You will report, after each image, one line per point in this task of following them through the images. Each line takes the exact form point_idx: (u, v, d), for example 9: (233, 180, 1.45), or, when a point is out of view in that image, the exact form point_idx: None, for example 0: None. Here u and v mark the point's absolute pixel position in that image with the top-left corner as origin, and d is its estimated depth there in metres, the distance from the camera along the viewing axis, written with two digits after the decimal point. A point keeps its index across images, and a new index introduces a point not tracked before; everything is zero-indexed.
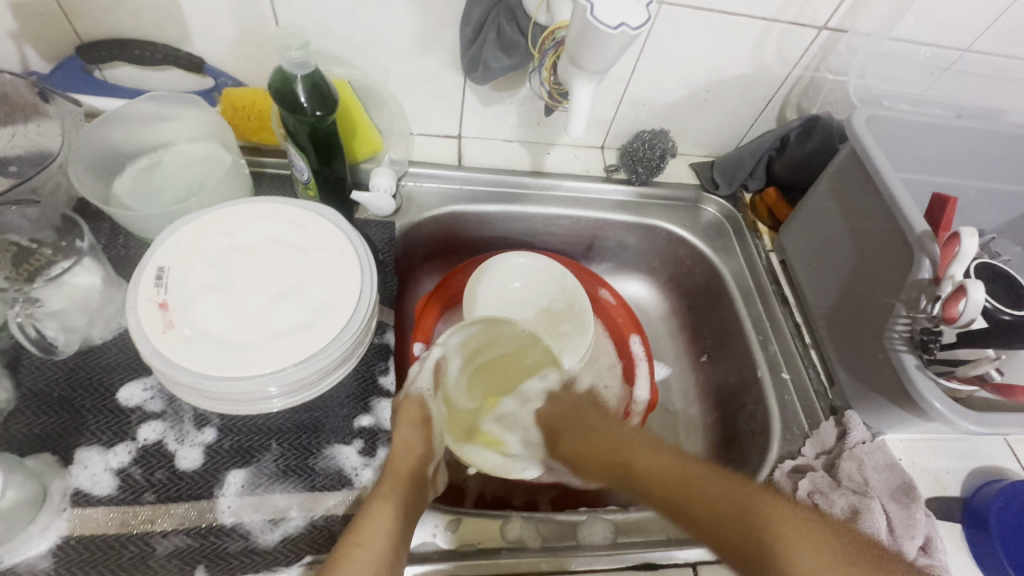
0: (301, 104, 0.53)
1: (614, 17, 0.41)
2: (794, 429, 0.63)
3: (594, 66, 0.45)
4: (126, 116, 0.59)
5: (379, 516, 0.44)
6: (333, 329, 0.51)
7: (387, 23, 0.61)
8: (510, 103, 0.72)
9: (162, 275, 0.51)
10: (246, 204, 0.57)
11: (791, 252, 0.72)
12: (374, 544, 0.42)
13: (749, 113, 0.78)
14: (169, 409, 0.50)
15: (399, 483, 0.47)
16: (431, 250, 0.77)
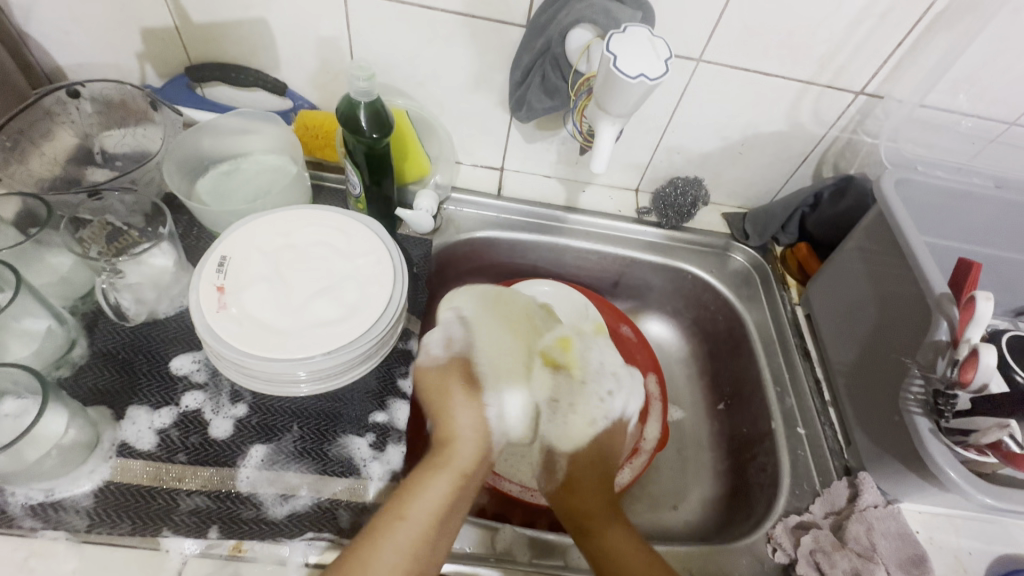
0: (361, 128, 0.60)
1: (635, 68, 0.45)
2: (805, 485, 0.61)
3: (618, 111, 0.49)
4: (215, 127, 0.69)
5: (430, 497, 0.44)
6: (362, 327, 0.56)
7: (448, 63, 0.68)
8: (552, 141, 0.77)
9: (223, 263, 0.58)
10: (301, 211, 0.64)
11: (817, 307, 0.72)
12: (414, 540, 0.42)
13: (785, 168, 0.80)
14: (211, 382, 0.56)
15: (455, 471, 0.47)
16: (462, 270, 0.82)
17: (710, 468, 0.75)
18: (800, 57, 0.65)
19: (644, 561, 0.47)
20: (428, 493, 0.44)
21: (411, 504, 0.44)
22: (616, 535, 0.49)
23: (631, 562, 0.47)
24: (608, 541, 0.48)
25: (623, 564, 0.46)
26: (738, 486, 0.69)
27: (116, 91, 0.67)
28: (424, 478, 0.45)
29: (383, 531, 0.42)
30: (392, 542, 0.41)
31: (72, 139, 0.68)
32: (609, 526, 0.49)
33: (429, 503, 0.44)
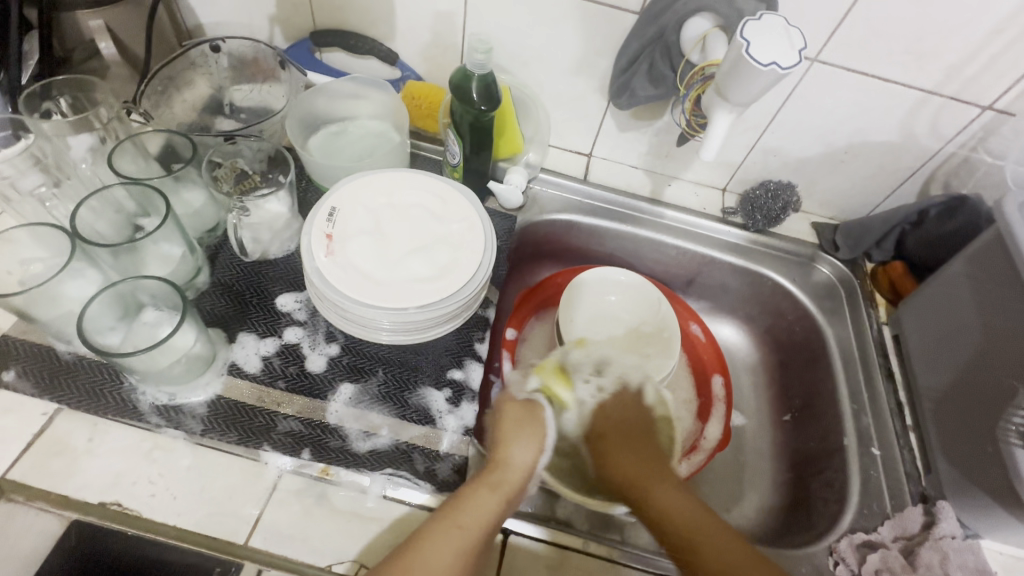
0: (472, 98, 0.63)
1: (767, 55, 0.45)
2: (875, 506, 0.59)
3: (738, 98, 0.49)
4: (331, 90, 0.74)
5: (480, 507, 0.46)
6: (454, 287, 0.59)
7: (555, 45, 0.70)
8: (645, 131, 0.77)
9: (332, 213, 0.62)
10: (402, 173, 0.67)
11: (907, 328, 0.69)
12: (506, 488, 0.48)
13: (888, 182, 0.77)
14: (310, 321, 0.61)
15: (532, 432, 0.53)
16: (539, 250, 0.84)
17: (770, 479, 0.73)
18: (927, 64, 0.62)
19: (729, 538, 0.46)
20: (510, 453, 0.50)
21: (463, 510, 0.45)
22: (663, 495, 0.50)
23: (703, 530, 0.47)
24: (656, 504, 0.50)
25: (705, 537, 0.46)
26: (798, 498, 0.68)
27: (250, 49, 0.74)
28: (507, 436, 0.52)
29: (482, 482, 0.48)
30: (449, 537, 0.43)
31: (207, 89, 0.75)
32: (653, 486, 0.51)
33: (509, 459, 0.50)
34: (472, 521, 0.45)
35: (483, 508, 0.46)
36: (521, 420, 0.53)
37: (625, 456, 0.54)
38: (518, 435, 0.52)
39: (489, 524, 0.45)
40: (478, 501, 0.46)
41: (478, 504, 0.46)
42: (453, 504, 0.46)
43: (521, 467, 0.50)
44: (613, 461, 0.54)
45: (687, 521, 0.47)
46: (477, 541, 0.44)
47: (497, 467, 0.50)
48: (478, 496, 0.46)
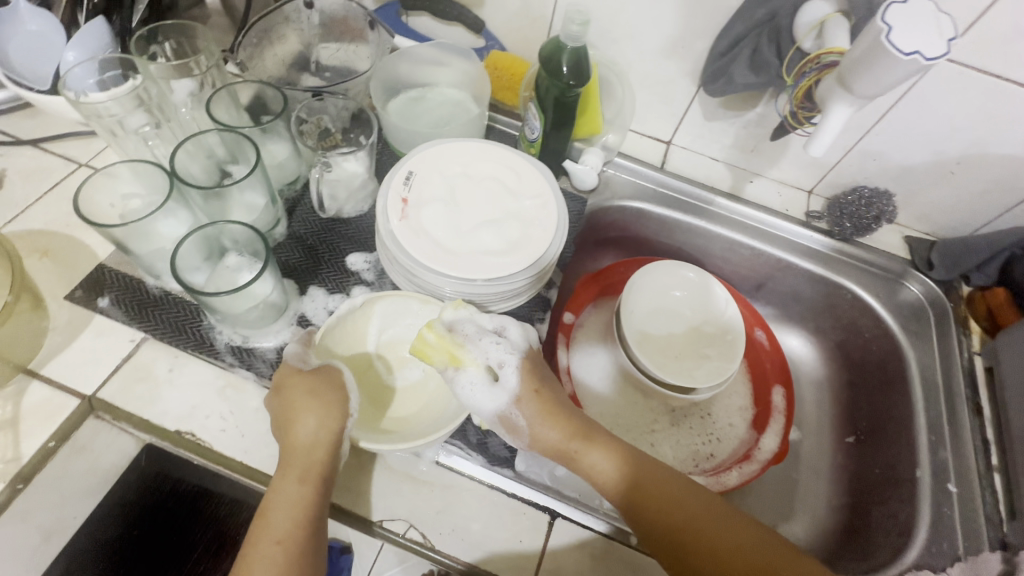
0: (561, 72, 0.61)
1: (910, 44, 0.41)
2: (945, 546, 0.55)
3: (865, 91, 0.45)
4: (413, 54, 0.74)
5: (278, 502, 0.44)
6: (523, 262, 0.58)
7: (650, 24, 0.67)
8: (734, 123, 0.74)
9: (409, 178, 0.62)
10: (481, 144, 0.66)
11: (1006, 362, 0.63)
12: (302, 468, 0.45)
13: (1001, 200, 0.70)
14: (377, 282, 0.62)
15: (306, 405, 0.46)
16: (605, 236, 0.82)
17: (824, 500, 0.70)
18: None
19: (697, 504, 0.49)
20: (295, 431, 0.46)
21: (270, 509, 0.44)
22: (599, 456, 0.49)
23: (658, 489, 0.49)
24: (598, 461, 0.50)
25: (663, 494, 0.49)
26: (855, 526, 0.64)
27: (342, 8, 0.74)
28: (291, 413, 0.47)
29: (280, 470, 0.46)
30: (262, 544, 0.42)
31: (297, 46, 0.77)
32: (592, 449, 0.50)
33: (295, 438, 0.46)
34: (282, 521, 0.43)
35: (290, 495, 0.44)
36: (312, 389, 0.47)
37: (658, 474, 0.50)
38: (304, 407, 0.46)
39: (301, 513, 0.44)
40: (279, 490, 0.44)
41: (281, 494, 0.44)
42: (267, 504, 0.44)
43: (312, 440, 0.45)
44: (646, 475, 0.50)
45: (651, 487, 0.49)
46: (298, 531, 0.43)
47: (290, 455, 0.46)
48: (278, 487, 0.44)
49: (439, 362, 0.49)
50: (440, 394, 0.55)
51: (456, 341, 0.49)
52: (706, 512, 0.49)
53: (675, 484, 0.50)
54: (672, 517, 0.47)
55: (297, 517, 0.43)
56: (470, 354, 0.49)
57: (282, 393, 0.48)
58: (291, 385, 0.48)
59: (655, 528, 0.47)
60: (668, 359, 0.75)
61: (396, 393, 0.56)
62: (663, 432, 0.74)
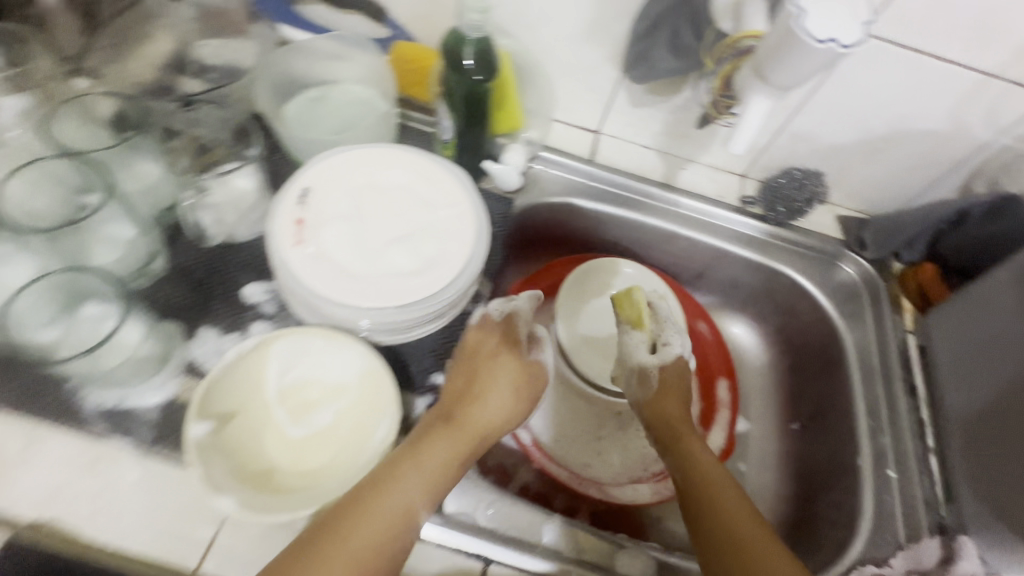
0: (464, 66, 0.54)
1: (822, 31, 0.39)
2: (887, 535, 0.55)
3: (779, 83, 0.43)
4: (308, 49, 0.66)
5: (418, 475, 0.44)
6: (440, 282, 0.53)
7: (564, 6, 0.61)
8: (661, 108, 0.69)
9: (304, 195, 0.55)
10: (385, 148, 0.60)
11: (938, 340, 0.63)
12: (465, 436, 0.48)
13: (926, 175, 0.69)
14: (279, 314, 0.55)
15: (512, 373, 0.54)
16: (538, 235, 0.77)
17: (772, 490, 0.70)
18: (992, 43, 0.54)
19: (755, 516, 0.50)
20: (486, 398, 0.51)
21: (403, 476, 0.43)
22: (700, 454, 0.56)
23: (723, 494, 0.52)
24: (693, 454, 0.56)
25: (729, 504, 0.51)
26: (803, 516, 0.64)
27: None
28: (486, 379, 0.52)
29: (440, 416, 0.49)
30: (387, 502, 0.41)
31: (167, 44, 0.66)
32: (690, 441, 0.58)
33: (488, 416, 0.51)
34: (407, 487, 0.43)
35: (444, 455, 0.46)
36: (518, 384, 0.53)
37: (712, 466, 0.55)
38: (500, 382, 0.52)
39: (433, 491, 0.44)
40: (442, 440, 0.46)
41: (443, 446, 0.46)
42: (421, 446, 0.45)
43: (493, 418, 0.51)
44: (704, 468, 0.54)
45: (718, 491, 0.52)
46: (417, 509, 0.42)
47: (458, 420, 0.48)
48: (442, 436, 0.46)
49: (627, 315, 0.67)
50: (351, 439, 0.49)
51: (651, 315, 0.67)
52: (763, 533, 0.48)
53: (730, 501, 0.51)
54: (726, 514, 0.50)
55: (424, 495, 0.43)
56: (654, 327, 0.67)
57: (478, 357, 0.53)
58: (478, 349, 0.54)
59: (709, 522, 0.50)
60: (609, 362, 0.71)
61: (305, 444, 0.48)
62: (610, 439, 0.70)
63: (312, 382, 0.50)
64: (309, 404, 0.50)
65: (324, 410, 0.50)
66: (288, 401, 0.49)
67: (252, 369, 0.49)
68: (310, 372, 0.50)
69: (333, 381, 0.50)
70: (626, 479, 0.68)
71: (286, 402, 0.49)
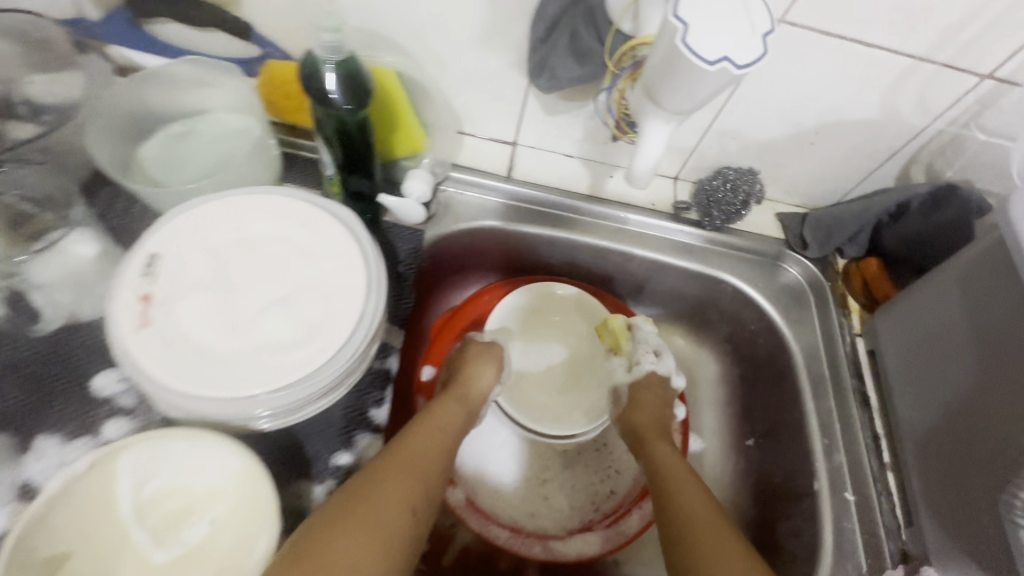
0: (330, 98, 0.46)
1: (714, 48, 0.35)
2: (849, 569, 0.52)
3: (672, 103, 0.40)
4: (164, 76, 0.57)
5: (402, 482, 0.44)
6: (327, 353, 0.45)
7: (450, 10, 0.53)
8: (578, 115, 0.62)
9: (152, 263, 0.46)
10: (255, 194, 0.51)
11: (886, 345, 0.59)
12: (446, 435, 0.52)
13: (864, 165, 0.64)
14: (140, 407, 0.46)
15: (496, 361, 0.61)
16: (459, 263, 0.70)
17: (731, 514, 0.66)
18: (920, 25, 0.49)
19: (706, 507, 0.49)
20: (473, 374, 0.59)
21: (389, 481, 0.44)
22: (665, 451, 0.56)
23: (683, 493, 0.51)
24: (661, 454, 0.56)
25: (683, 498, 0.50)
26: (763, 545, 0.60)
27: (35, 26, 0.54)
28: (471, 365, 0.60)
29: (451, 395, 0.56)
30: (380, 506, 0.42)
31: None
32: (660, 444, 0.57)
33: (481, 387, 0.59)
34: (423, 455, 0.48)
35: (447, 425, 0.53)
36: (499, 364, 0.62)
37: (674, 456, 0.55)
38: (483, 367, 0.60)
39: (418, 493, 0.45)
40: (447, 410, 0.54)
41: (450, 413, 0.54)
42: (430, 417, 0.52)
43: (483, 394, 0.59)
44: (665, 457, 0.55)
45: (680, 482, 0.52)
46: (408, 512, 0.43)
47: (463, 388, 0.58)
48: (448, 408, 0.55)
49: (609, 340, 0.67)
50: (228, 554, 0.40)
51: (628, 337, 0.66)
52: (714, 519, 0.48)
53: (693, 490, 0.51)
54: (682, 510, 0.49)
55: (410, 496, 0.44)
56: (631, 349, 0.65)
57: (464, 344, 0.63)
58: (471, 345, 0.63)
59: (671, 519, 0.49)
60: (550, 399, 0.65)
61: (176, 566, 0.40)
62: (555, 481, 0.65)
63: (177, 489, 0.42)
64: (178, 514, 0.41)
65: (195, 520, 0.41)
66: (150, 516, 0.41)
67: (99, 485, 0.41)
68: (174, 476, 0.42)
69: (202, 484, 0.42)
70: (576, 525, 0.63)
71: (148, 517, 0.41)
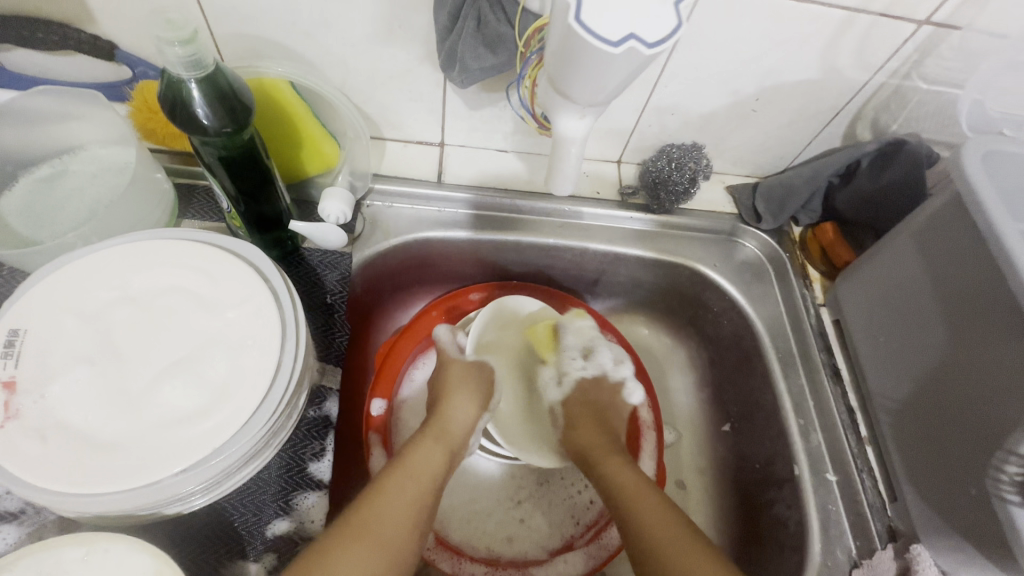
0: (199, 121, 0.39)
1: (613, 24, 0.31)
2: (838, 555, 0.49)
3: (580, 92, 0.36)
4: (16, 114, 0.49)
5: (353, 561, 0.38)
6: (240, 419, 0.39)
7: (340, 4, 0.46)
8: (503, 107, 0.57)
9: (14, 342, 0.39)
10: (141, 242, 0.44)
11: (850, 313, 0.56)
12: (422, 490, 0.45)
13: (810, 127, 0.61)
14: (28, 509, 0.40)
15: (478, 390, 0.56)
16: (399, 280, 0.64)
17: (714, 505, 0.63)
18: None
19: (669, 520, 0.44)
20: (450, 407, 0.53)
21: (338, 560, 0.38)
22: (614, 466, 0.51)
23: (637, 506, 0.46)
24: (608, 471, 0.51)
25: (640, 507, 0.46)
26: (749, 536, 0.57)
27: None
28: (452, 393, 0.55)
29: (428, 435, 0.50)
30: None
31: None
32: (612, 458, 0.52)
33: (461, 418, 0.53)
34: (389, 521, 0.42)
35: (423, 472, 0.47)
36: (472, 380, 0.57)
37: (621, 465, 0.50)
38: (463, 390, 0.55)
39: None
40: (425, 455, 0.48)
41: (426, 457, 0.48)
42: (405, 467, 0.46)
43: (464, 420, 0.53)
44: (615, 466, 0.50)
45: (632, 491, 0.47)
46: None
47: (440, 424, 0.52)
48: (426, 453, 0.48)
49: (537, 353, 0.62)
50: None
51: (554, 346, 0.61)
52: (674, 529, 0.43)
53: (645, 500, 0.46)
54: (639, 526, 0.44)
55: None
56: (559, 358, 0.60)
57: (445, 370, 0.58)
58: (450, 367, 0.58)
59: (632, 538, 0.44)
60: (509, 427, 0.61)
61: None
62: (530, 501, 0.61)
63: None
64: None
65: None
66: None
67: None
68: None
69: None
70: (556, 545, 0.59)
71: None
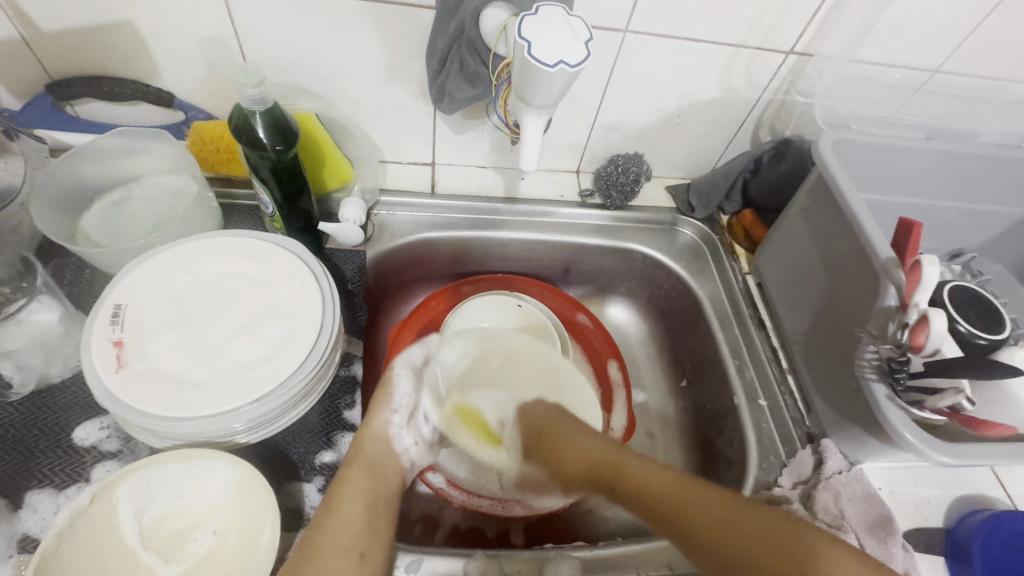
0: (261, 141, 0.52)
1: (552, 56, 0.46)
2: (772, 458, 0.61)
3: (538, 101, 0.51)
4: (95, 151, 0.61)
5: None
6: (295, 362, 0.50)
7: (355, 57, 0.62)
8: (482, 130, 0.72)
9: (118, 313, 0.50)
10: (205, 240, 0.57)
11: (768, 273, 0.71)
12: (355, 513, 0.47)
13: (723, 135, 0.78)
14: (125, 448, 0.50)
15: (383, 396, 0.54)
16: (403, 276, 0.77)
17: (678, 446, 0.75)
18: (730, 19, 0.62)
19: (714, 497, 0.46)
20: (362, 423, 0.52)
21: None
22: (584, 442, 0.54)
23: (692, 496, 0.46)
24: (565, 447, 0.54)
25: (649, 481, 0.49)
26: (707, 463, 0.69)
27: None
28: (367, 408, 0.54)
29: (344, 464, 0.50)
30: None
31: None
32: (626, 460, 0.51)
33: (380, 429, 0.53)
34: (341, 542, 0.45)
35: (344, 501, 0.47)
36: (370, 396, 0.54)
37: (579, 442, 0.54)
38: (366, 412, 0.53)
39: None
40: (351, 484, 0.48)
41: (351, 486, 0.48)
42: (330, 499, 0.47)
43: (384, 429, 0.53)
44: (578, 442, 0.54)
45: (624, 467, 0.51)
46: None
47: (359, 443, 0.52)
48: (348, 481, 0.48)
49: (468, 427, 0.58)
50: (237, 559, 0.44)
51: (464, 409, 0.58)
52: (717, 503, 0.45)
53: (657, 482, 0.48)
54: (737, 539, 0.43)
55: None
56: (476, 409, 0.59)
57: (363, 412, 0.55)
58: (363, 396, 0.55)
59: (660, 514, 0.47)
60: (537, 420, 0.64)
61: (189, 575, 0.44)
62: None
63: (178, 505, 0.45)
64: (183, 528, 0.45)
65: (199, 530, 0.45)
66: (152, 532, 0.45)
67: (99, 508, 0.44)
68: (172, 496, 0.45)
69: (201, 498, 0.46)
70: None
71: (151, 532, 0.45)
